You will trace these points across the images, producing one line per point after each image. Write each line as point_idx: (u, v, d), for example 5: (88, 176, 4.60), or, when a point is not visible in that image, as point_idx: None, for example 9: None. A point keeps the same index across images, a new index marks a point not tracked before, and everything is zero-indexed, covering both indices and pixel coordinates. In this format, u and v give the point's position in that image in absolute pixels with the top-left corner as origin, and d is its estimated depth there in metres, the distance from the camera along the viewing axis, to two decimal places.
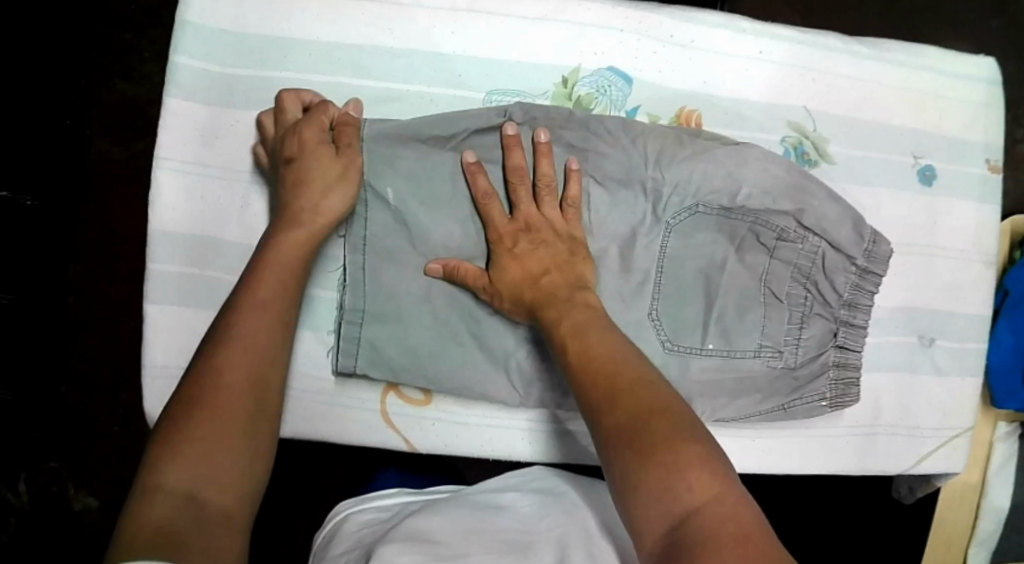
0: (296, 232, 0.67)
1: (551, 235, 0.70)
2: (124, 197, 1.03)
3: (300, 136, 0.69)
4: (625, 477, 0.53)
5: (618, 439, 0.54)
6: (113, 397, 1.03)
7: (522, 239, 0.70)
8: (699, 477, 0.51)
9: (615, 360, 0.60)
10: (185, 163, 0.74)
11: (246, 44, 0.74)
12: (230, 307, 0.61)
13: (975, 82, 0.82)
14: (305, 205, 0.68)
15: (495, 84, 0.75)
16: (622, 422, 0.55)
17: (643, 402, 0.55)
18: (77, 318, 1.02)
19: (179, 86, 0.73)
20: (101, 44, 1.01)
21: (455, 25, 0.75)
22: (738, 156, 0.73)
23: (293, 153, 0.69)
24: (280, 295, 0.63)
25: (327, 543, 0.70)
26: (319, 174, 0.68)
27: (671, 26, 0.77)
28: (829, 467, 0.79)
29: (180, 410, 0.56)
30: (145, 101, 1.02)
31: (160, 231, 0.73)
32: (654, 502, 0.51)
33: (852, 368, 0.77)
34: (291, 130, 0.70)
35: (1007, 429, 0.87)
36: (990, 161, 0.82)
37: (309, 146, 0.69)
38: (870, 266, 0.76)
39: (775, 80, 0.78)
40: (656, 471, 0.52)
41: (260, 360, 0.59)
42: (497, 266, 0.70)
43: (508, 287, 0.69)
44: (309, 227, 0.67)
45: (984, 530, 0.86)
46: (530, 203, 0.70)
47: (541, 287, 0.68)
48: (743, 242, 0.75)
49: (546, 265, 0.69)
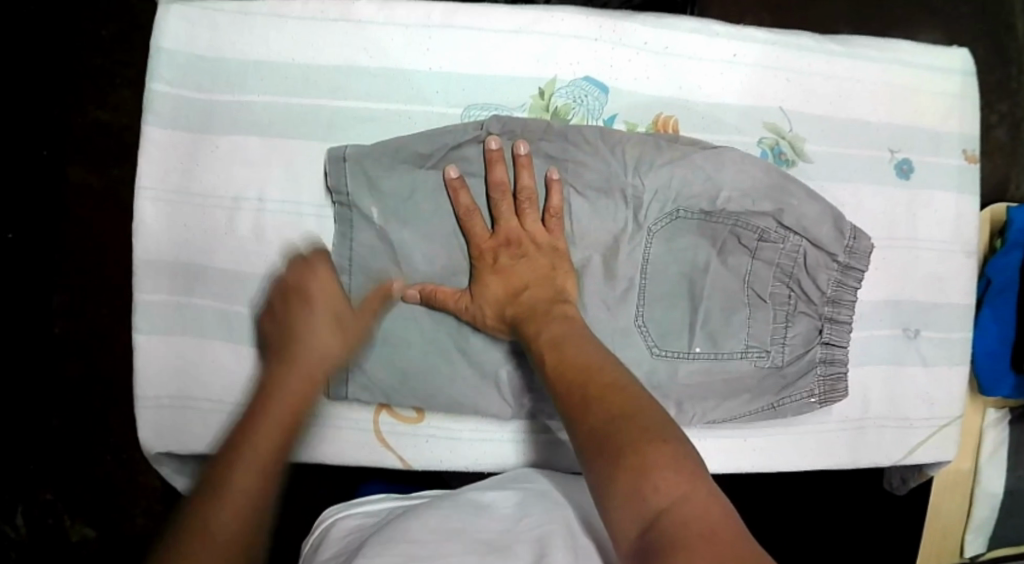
0: (302, 368, 0.66)
1: (529, 249, 0.71)
2: (105, 224, 1.02)
3: (323, 281, 0.69)
4: (599, 480, 0.54)
5: (591, 447, 0.55)
6: (104, 426, 1.03)
7: (503, 253, 0.71)
8: (666, 477, 0.51)
9: (588, 366, 0.60)
10: (168, 191, 0.73)
11: (221, 69, 0.74)
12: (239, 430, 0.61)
13: (950, 73, 0.82)
14: (320, 343, 0.67)
15: (472, 99, 0.76)
16: (595, 431, 0.55)
17: (615, 405, 0.56)
18: (64, 350, 1.01)
19: (157, 114, 0.73)
20: (72, 72, 1.00)
21: (429, 42, 0.75)
22: (717, 158, 0.74)
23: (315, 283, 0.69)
24: (288, 416, 0.63)
25: (313, 549, 0.68)
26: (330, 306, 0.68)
27: (644, 33, 0.77)
28: (821, 463, 0.80)
29: (196, 504, 0.54)
30: (120, 126, 1.01)
31: (144, 261, 0.73)
32: (624, 505, 0.51)
33: (839, 363, 0.77)
34: (312, 275, 0.70)
35: (997, 416, 0.88)
36: (966, 151, 0.83)
37: (331, 282, 0.69)
38: (852, 261, 0.76)
39: (751, 82, 0.78)
40: (625, 474, 0.52)
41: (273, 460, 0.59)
42: (479, 282, 0.71)
43: (490, 302, 0.70)
44: (304, 374, 0.66)
45: (979, 517, 0.87)
46: (511, 217, 0.71)
47: (521, 302, 0.69)
48: (725, 244, 0.76)
49: (524, 279, 0.70)
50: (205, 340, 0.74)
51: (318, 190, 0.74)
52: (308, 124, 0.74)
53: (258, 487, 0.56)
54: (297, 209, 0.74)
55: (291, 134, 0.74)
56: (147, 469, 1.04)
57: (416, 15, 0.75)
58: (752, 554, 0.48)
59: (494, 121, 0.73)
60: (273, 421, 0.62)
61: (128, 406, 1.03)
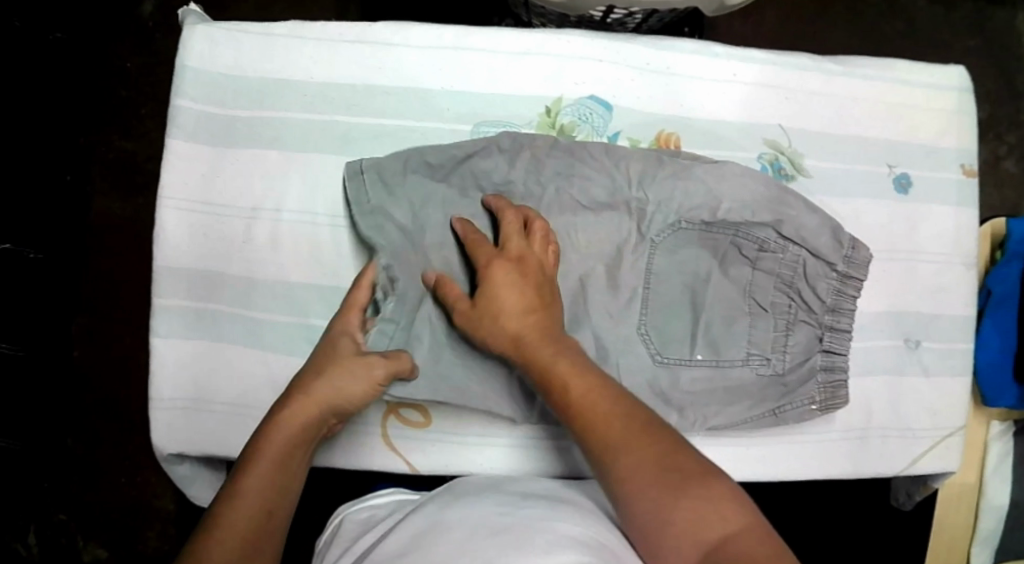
0: (302, 413, 0.68)
1: (530, 273, 0.71)
2: (124, 250, 1.07)
3: (351, 344, 0.72)
4: (658, 513, 0.58)
5: (642, 502, 0.58)
6: (121, 453, 1.07)
7: (512, 272, 0.71)
8: (730, 507, 0.57)
9: (619, 399, 0.63)
10: (188, 201, 0.78)
11: (243, 87, 0.78)
12: (244, 465, 0.64)
13: (947, 90, 0.85)
14: (325, 396, 0.69)
15: (481, 116, 0.79)
16: (642, 485, 0.59)
17: (659, 440, 0.60)
18: (80, 376, 1.06)
19: (182, 129, 0.78)
20: (94, 103, 1.06)
21: (442, 62, 0.79)
22: (717, 172, 0.77)
23: (338, 329, 0.73)
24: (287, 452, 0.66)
25: (326, 544, 0.70)
26: (346, 351, 0.71)
27: (646, 54, 0.80)
28: (823, 472, 0.81)
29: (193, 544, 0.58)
30: (143, 157, 1.07)
31: (165, 267, 0.77)
32: (694, 534, 0.56)
33: (840, 371, 0.79)
34: (336, 337, 0.72)
35: (1000, 428, 0.89)
36: (965, 165, 0.85)
37: (348, 327, 0.73)
38: (850, 271, 0.78)
39: (750, 100, 0.81)
40: (690, 507, 0.57)
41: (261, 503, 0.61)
42: (485, 294, 0.70)
43: (494, 315, 0.70)
44: (311, 411, 0.68)
45: (985, 529, 0.87)
46: (521, 243, 0.72)
47: (529, 325, 0.69)
48: (727, 254, 0.78)
49: (525, 305, 0.69)
50: (221, 342, 0.78)
51: (333, 202, 0.78)
52: (323, 140, 0.78)
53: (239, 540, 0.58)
54: (313, 220, 0.78)
55: (306, 147, 0.78)
56: (161, 491, 1.07)
57: (431, 37, 0.79)
58: None
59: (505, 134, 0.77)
60: (267, 465, 0.64)
61: (138, 426, 1.07)
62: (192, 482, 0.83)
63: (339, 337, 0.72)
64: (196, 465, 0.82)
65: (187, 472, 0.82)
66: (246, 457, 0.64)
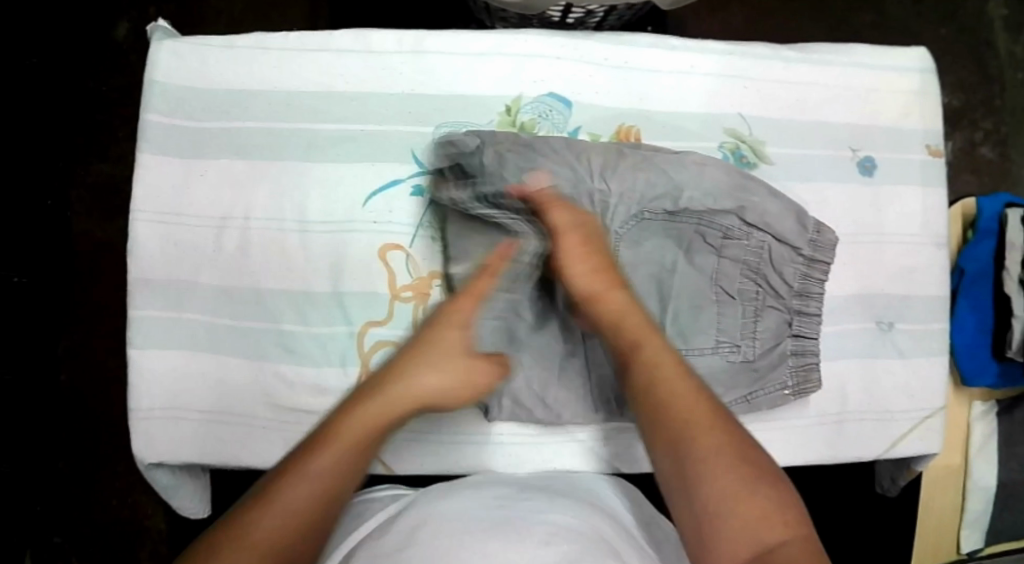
0: (389, 399, 0.62)
1: (598, 237, 0.73)
2: (109, 272, 1.09)
3: (450, 328, 0.68)
4: (716, 496, 0.57)
5: (715, 481, 0.57)
6: (110, 472, 1.08)
7: (587, 237, 0.72)
8: (785, 517, 0.56)
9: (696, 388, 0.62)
10: (160, 213, 0.79)
11: (210, 100, 0.80)
12: (325, 435, 0.58)
13: (908, 72, 0.85)
14: (422, 387, 0.64)
15: (442, 118, 0.80)
16: (719, 465, 0.58)
17: (727, 433, 0.59)
18: (70, 397, 1.08)
19: (151, 142, 0.79)
20: (75, 128, 1.08)
21: (402, 66, 0.80)
22: (678, 162, 0.78)
23: (458, 312, 0.69)
24: (368, 435, 0.59)
25: None
26: (443, 342, 0.67)
27: (603, 49, 0.81)
28: (801, 458, 0.80)
29: (250, 508, 0.53)
30: (120, 178, 1.09)
31: (139, 279, 0.78)
32: (751, 530, 0.55)
33: (810, 355, 0.79)
34: (443, 318, 0.69)
35: (983, 408, 0.88)
36: (930, 145, 0.85)
37: (461, 313, 0.69)
38: (816, 255, 0.78)
39: (708, 90, 0.82)
40: (751, 505, 0.56)
41: (329, 482, 0.55)
42: (565, 252, 0.71)
43: (576, 273, 0.71)
44: (399, 401, 0.63)
45: (972, 512, 0.86)
46: (584, 216, 0.73)
47: (605, 287, 0.70)
48: (692, 244, 0.79)
49: (601, 267, 0.71)
50: (196, 351, 0.78)
51: (300, 208, 0.79)
52: (288, 147, 0.79)
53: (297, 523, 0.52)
54: (281, 225, 0.79)
55: (272, 155, 0.79)
56: (152, 511, 1.08)
57: (390, 43, 0.80)
58: None
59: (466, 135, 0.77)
60: (345, 447, 0.58)
61: (128, 446, 1.08)
62: (175, 493, 0.83)
63: (459, 317, 0.69)
64: (179, 476, 0.82)
65: (169, 484, 0.82)
66: (327, 427, 0.59)
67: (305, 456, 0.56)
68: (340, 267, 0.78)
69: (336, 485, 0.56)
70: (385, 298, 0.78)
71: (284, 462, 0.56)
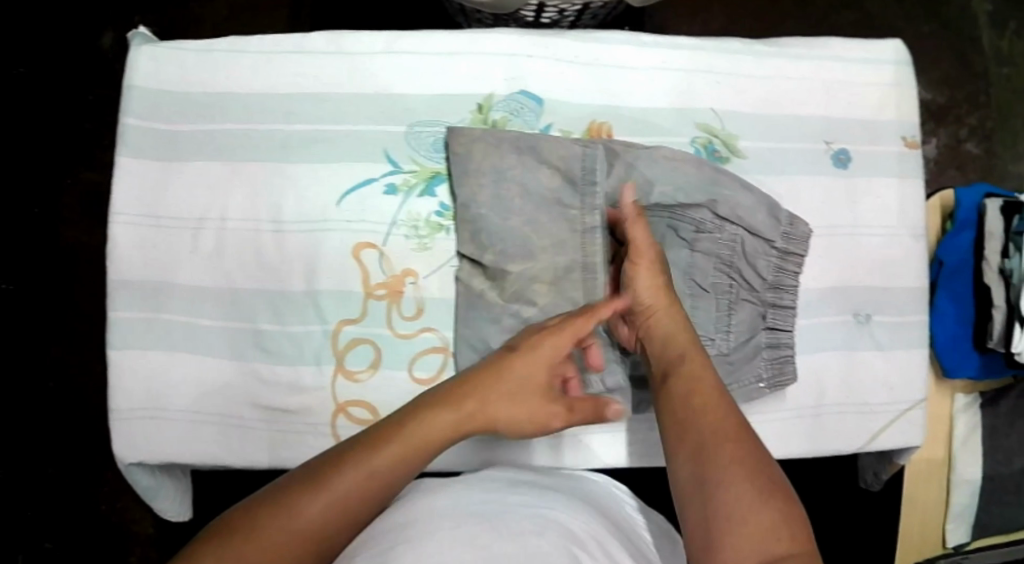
0: (461, 416, 0.64)
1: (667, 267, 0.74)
2: (98, 279, 1.10)
3: (541, 346, 0.69)
4: (734, 497, 0.56)
5: (730, 493, 0.56)
6: (100, 477, 1.09)
7: (654, 260, 0.73)
8: (800, 533, 0.54)
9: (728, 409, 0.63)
10: (138, 216, 0.80)
11: (186, 104, 0.81)
12: (396, 430, 0.60)
13: (882, 65, 0.85)
14: (492, 411, 0.66)
15: (415, 117, 0.81)
16: (738, 472, 0.57)
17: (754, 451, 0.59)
18: (60, 402, 1.08)
19: (130, 147, 0.80)
20: (64, 138, 1.10)
21: (374, 68, 0.81)
22: (648, 157, 0.78)
23: (540, 335, 0.70)
24: (432, 447, 0.61)
25: None
26: (524, 365, 0.68)
27: (574, 47, 0.81)
28: (779, 452, 0.80)
29: (315, 472, 0.56)
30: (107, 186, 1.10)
31: (118, 282, 0.79)
32: (760, 535, 0.53)
33: (786, 347, 0.79)
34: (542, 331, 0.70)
35: (966, 400, 0.88)
36: (906, 138, 0.85)
37: (546, 342, 0.69)
38: (790, 247, 0.79)
39: (679, 85, 0.82)
40: (768, 511, 0.55)
41: (386, 478, 0.57)
42: (634, 269, 0.73)
43: (643, 289, 0.72)
44: (467, 421, 0.64)
45: (958, 505, 0.85)
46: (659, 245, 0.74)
47: (665, 310, 0.71)
48: (664, 238, 0.78)
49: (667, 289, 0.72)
50: (175, 352, 0.79)
51: (275, 209, 0.80)
52: (263, 148, 0.80)
53: (354, 506, 0.54)
54: (256, 226, 0.80)
55: (247, 158, 0.80)
56: (141, 515, 1.08)
57: (362, 45, 0.81)
58: None
59: (450, 135, 0.79)
60: (411, 445, 0.60)
61: None
62: (156, 494, 0.84)
63: (559, 336, 0.70)
64: (160, 479, 0.83)
65: (151, 484, 0.82)
66: (400, 424, 0.61)
67: (387, 431, 0.60)
68: (315, 266, 0.79)
69: (393, 475, 0.57)
70: (359, 296, 0.79)
71: (357, 439, 0.60)
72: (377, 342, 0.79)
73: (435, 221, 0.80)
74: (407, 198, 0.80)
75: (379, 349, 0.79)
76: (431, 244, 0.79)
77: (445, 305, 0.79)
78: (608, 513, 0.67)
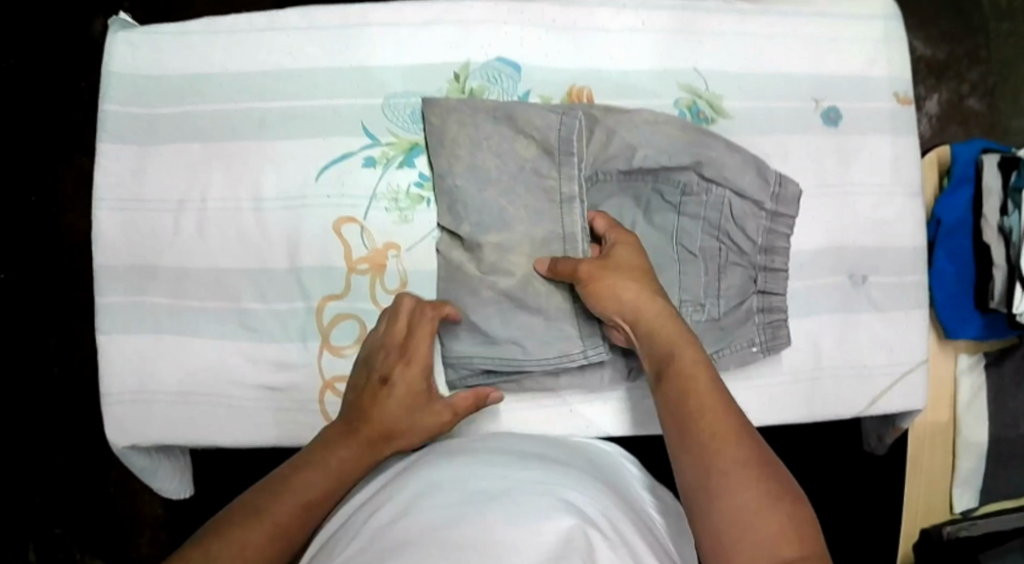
0: (355, 448, 0.68)
1: (649, 269, 0.72)
2: None
3: (404, 367, 0.72)
4: (734, 511, 0.54)
5: (733, 500, 0.55)
6: (105, 462, 1.09)
7: (615, 259, 0.72)
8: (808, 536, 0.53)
9: (716, 404, 0.60)
10: (121, 200, 0.79)
11: (164, 86, 0.80)
12: (301, 464, 0.66)
13: (870, 19, 0.83)
14: (389, 421, 0.70)
15: (392, 89, 0.80)
16: (738, 481, 0.55)
17: (747, 451, 0.57)
18: (61, 389, 1.09)
19: (109, 132, 0.79)
20: (60, 127, 1.10)
21: (349, 41, 0.80)
22: (629, 121, 0.76)
23: (416, 337, 0.73)
24: (337, 473, 0.66)
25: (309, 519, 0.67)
26: (403, 372, 0.72)
27: (551, 12, 0.80)
28: (776, 417, 0.78)
29: (243, 507, 0.61)
30: None
31: (102, 266, 0.78)
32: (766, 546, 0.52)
33: (778, 310, 0.76)
34: (400, 352, 0.72)
35: (970, 361, 0.85)
36: (898, 93, 0.82)
37: (419, 343, 0.73)
38: (780, 208, 0.76)
39: (660, 47, 0.80)
40: (773, 517, 0.53)
41: (302, 502, 0.63)
42: (596, 277, 0.70)
43: (608, 292, 0.70)
44: (372, 444, 0.69)
45: (964, 469, 0.83)
46: (623, 237, 0.73)
47: (635, 308, 0.69)
48: (650, 203, 0.77)
49: (641, 290, 0.69)
50: (161, 335, 0.78)
51: (256, 187, 0.79)
52: (242, 126, 0.80)
53: (280, 526, 0.60)
54: (237, 204, 0.79)
55: (227, 137, 0.79)
56: (149, 497, 1.09)
57: (336, 19, 0.80)
58: None
59: (427, 106, 0.77)
60: (309, 491, 0.64)
61: None
62: (153, 475, 0.83)
63: (416, 353, 0.72)
64: (157, 460, 0.82)
65: (147, 466, 0.82)
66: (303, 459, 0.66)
67: (279, 484, 0.64)
68: (297, 243, 0.78)
69: (304, 520, 0.62)
70: (342, 271, 0.78)
71: (275, 477, 0.65)
72: (362, 316, 0.78)
73: (415, 192, 0.79)
74: (386, 169, 0.79)
75: (364, 324, 0.78)
76: (412, 216, 0.78)
77: (428, 277, 0.78)
78: (609, 479, 0.66)
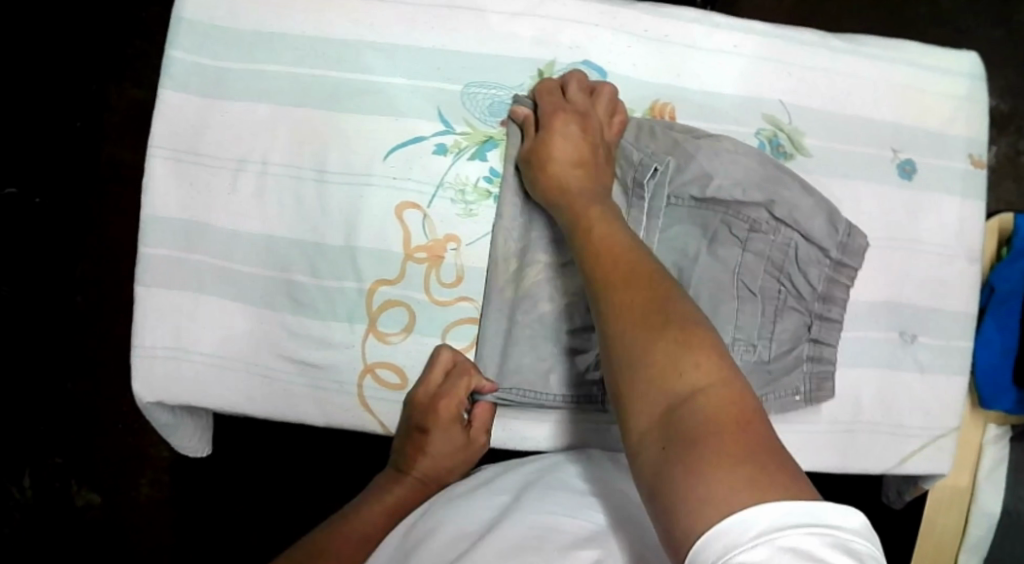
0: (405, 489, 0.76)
1: (582, 138, 0.73)
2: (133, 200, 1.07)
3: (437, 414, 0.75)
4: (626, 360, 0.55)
5: (630, 350, 0.55)
6: (117, 398, 1.07)
7: (552, 138, 0.73)
8: (701, 364, 0.52)
9: (628, 271, 0.60)
10: (177, 151, 0.76)
11: (237, 40, 0.77)
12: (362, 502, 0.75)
13: (958, 76, 0.81)
14: None
15: (471, 77, 0.78)
16: (630, 336, 0.55)
17: (641, 311, 0.56)
18: (82, 321, 1.07)
19: (173, 79, 0.76)
20: (116, 53, 1.07)
21: (434, 22, 0.78)
22: (711, 148, 0.74)
23: (444, 385, 0.75)
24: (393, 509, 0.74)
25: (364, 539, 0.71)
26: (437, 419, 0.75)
27: (645, 21, 0.79)
28: (807, 464, 0.78)
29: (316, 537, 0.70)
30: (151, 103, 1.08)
31: (151, 217, 0.76)
32: (652, 392, 0.52)
33: (827, 362, 0.76)
34: (432, 401, 0.75)
35: (996, 433, 0.87)
36: (974, 156, 0.82)
37: (449, 389, 0.75)
38: (844, 258, 0.75)
39: (747, 73, 0.79)
40: (659, 357, 0.53)
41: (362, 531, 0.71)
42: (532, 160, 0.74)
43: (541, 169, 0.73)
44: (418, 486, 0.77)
45: (974, 536, 0.86)
46: (560, 114, 0.74)
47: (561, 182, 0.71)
48: (717, 234, 0.75)
49: (568, 167, 0.72)
50: (201, 294, 0.76)
51: (319, 158, 0.76)
52: (313, 93, 0.77)
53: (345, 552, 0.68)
54: (298, 174, 0.76)
55: (297, 101, 0.77)
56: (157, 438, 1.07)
57: None
58: (777, 459, 0.47)
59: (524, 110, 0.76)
60: (369, 523, 0.72)
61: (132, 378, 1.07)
62: (174, 431, 0.82)
63: (447, 401, 0.75)
64: (181, 417, 0.80)
65: (168, 422, 0.80)
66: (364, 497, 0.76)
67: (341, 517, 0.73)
68: (355, 222, 0.76)
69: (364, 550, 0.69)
70: (398, 258, 0.76)
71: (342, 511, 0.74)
72: (412, 306, 0.77)
73: (483, 187, 0.77)
74: (456, 160, 0.77)
75: (414, 314, 0.77)
76: (477, 211, 0.77)
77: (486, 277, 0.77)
78: None
